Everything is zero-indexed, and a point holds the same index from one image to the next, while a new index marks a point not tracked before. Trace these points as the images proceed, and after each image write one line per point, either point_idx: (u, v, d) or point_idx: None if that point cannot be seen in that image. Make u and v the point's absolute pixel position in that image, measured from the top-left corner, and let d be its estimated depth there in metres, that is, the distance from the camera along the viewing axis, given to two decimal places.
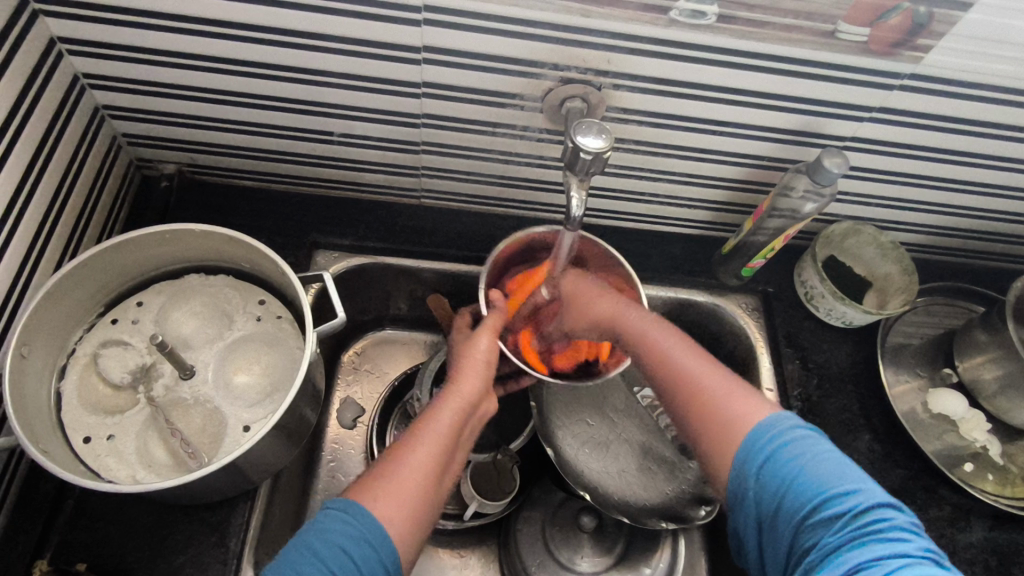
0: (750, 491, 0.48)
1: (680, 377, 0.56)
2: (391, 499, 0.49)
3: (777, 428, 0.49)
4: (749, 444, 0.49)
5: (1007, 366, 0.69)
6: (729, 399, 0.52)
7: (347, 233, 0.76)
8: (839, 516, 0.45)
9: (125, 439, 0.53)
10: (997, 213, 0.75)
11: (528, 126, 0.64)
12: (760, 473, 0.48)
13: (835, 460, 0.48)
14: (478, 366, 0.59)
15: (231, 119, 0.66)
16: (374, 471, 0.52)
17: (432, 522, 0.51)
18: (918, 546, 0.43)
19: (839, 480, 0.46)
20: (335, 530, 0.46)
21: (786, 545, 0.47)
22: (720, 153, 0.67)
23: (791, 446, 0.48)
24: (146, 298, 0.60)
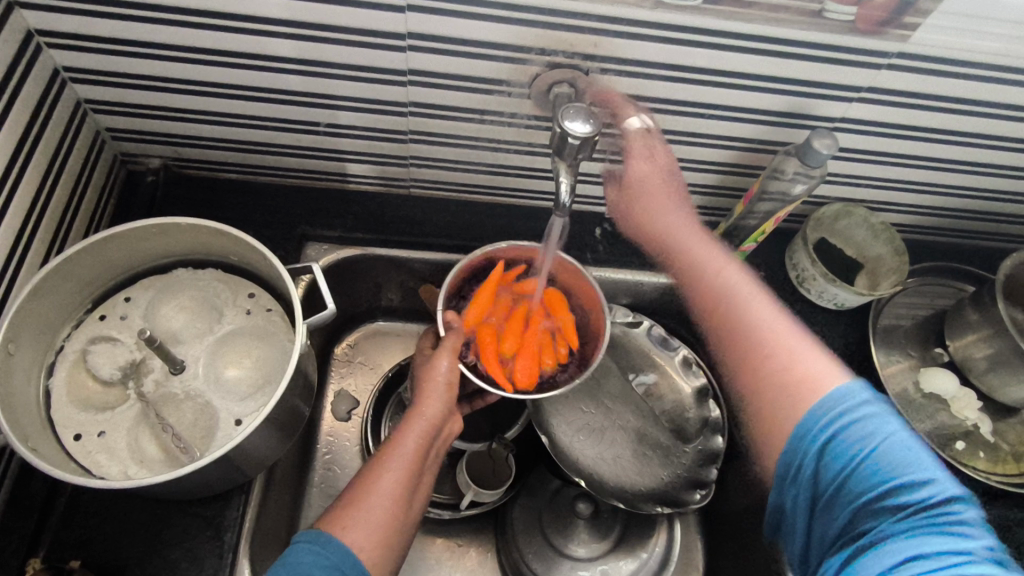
0: (799, 471, 0.49)
1: (740, 333, 0.56)
2: (358, 528, 0.49)
3: (843, 405, 0.47)
4: (807, 420, 0.48)
5: (997, 343, 0.69)
6: (791, 351, 0.52)
7: (336, 224, 0.76)
8: (903, 505, 0.44)
9: (116, 435, 0.53)
10: (986, 192, 0.74)
11: (516, 112, 0.64)
12: (819, 454, 0.47)
13: (907, 445, 0.46)
14: (441, 388, 0.58)
15: (214, 111, 0.66)
16: (342, 501, 0.52)
17: (403, 545, 0.52)
18: (982, 544, 0.42)
19: (907, 468, 0.45)
20: (306, 562, 0.47)
21: (837, 524, 0.47)
22: (709, 137, 0.66)
23: (855, 427, 0.46)
24: (134, 293, 0.59)
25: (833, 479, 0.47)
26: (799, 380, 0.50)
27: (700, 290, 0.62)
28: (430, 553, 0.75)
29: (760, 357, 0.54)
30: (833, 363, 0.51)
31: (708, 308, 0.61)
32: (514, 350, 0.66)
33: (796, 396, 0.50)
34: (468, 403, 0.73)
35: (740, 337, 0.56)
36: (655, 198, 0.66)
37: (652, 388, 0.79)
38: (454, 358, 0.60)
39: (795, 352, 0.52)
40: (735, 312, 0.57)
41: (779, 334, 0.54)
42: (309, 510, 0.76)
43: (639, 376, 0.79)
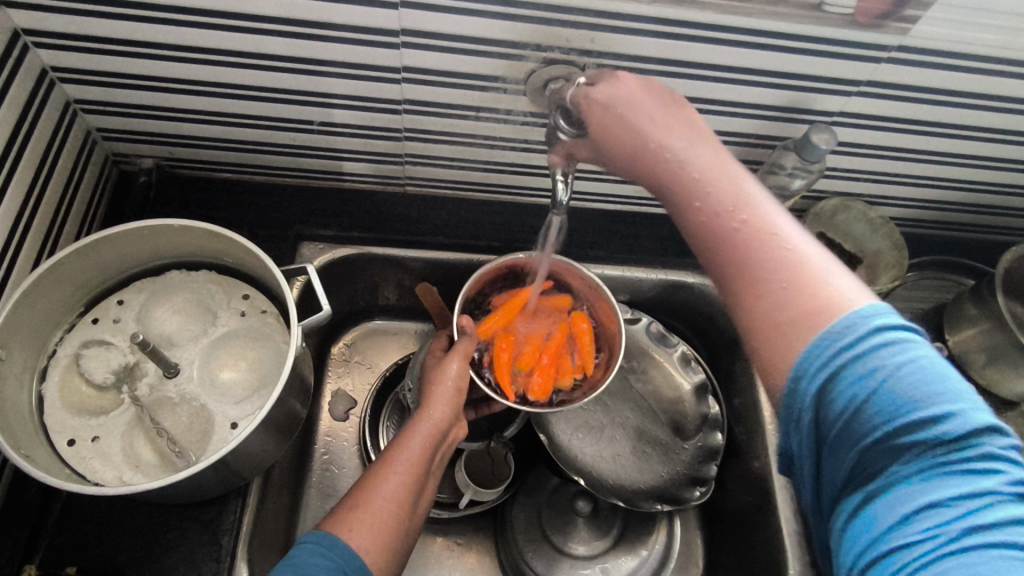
0: (816, 417, 0.39)
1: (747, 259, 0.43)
2: (365, 529, 0.49)
3: (859, 336, 0.38)
4: (813, 348, 0.39)
5: (997, 337, 0.69)
6: (805, 278, 0.41)
7: (331, 223, 0.75)
8: (918, 442, 0.37)
9: (110, 439, 0.53)
10: (986, 185, 0.74)
11: (512, 109, 0.63)
12: (834, 386, 0.38)
13: (930, 371, 0.38)
14: (449, 391, 0.59)
15: (206, 110, 0.65)
16: (346, 503, 0.51)
17: (404, 549, 0.51)
18: (1004, 480, 0.36)
19: (928, 398, 0.37)
20: (313, 564, 0.45)
21: (847, 465, 0.39)
22: (708, 133, 0.66)
23: (866, 359, 0.38)
24: (126, 296, 0.58)
25: (840, 415, 0.38)
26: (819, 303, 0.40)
27: (698, 223, 0.45)
28: (429, 553, 0.75)
29: (779, 290, 0.41)
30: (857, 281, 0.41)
31: (698, 238, 0.46)
32: (527, 362, 0.67)
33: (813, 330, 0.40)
34: (472, 408, 0.71)
35: (748, 267, 0.43)
36: (631, 112, 0.49)
37: (651, 384, 0.78)
38: (465, 362, 0.61)
39: (804, 269, 0.41)
40: (741, 240, 0.43)
41: (788, 257, 0.42)
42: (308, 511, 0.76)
43: (637, 372, 0.79)
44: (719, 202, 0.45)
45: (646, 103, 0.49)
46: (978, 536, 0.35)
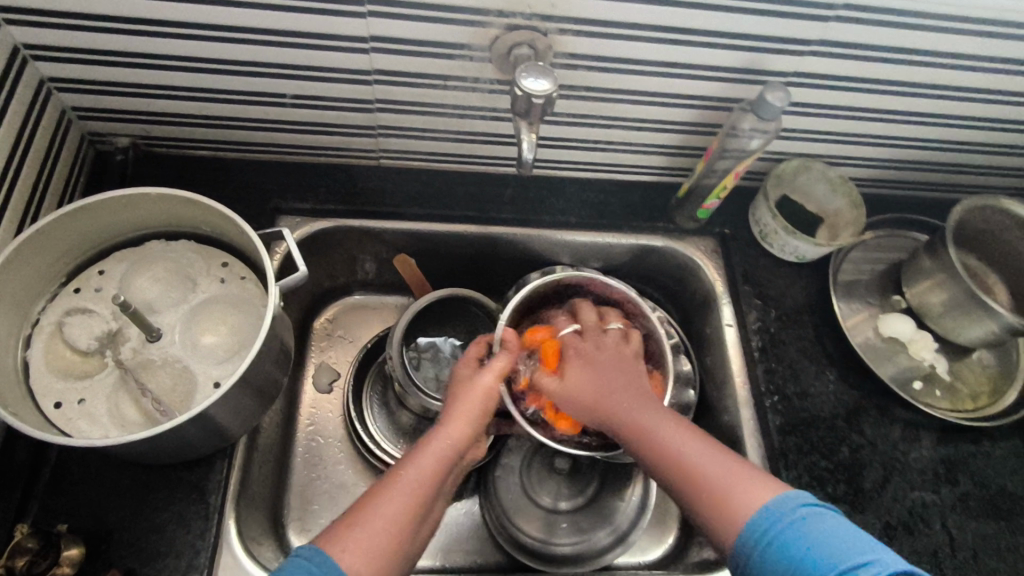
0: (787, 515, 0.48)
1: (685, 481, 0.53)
2: (359, 552, 0.49)
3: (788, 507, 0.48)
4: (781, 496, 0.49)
5: (951, 288, 0.71)
6: (731, 481, 0.51)
7: (307, 197, 0.77)
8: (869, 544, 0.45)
9: (96, 401, 0.54)
10: (939, 142, 0.77)
11: (479, 77, 0.65)
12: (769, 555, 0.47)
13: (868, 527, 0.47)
14: (472, 412, 0.60)
15: (179, 85, 0.66)
16: (346, 519, 0.52)
17: (400, 571, 0.52)
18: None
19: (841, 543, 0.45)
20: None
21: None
22: (669, 96, 0.68)
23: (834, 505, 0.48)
24: (107, 266, 0.60)
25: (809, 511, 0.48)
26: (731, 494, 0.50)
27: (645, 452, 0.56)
28: None
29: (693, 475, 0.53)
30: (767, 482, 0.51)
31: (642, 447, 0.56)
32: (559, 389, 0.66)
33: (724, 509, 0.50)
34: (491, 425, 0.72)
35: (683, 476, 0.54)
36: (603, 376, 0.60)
37: None
38: (498, 378, 0.62)
39: (712, 470, 0.53)
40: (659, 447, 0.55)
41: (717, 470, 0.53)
42: (294, 479, 0.78)
43: None
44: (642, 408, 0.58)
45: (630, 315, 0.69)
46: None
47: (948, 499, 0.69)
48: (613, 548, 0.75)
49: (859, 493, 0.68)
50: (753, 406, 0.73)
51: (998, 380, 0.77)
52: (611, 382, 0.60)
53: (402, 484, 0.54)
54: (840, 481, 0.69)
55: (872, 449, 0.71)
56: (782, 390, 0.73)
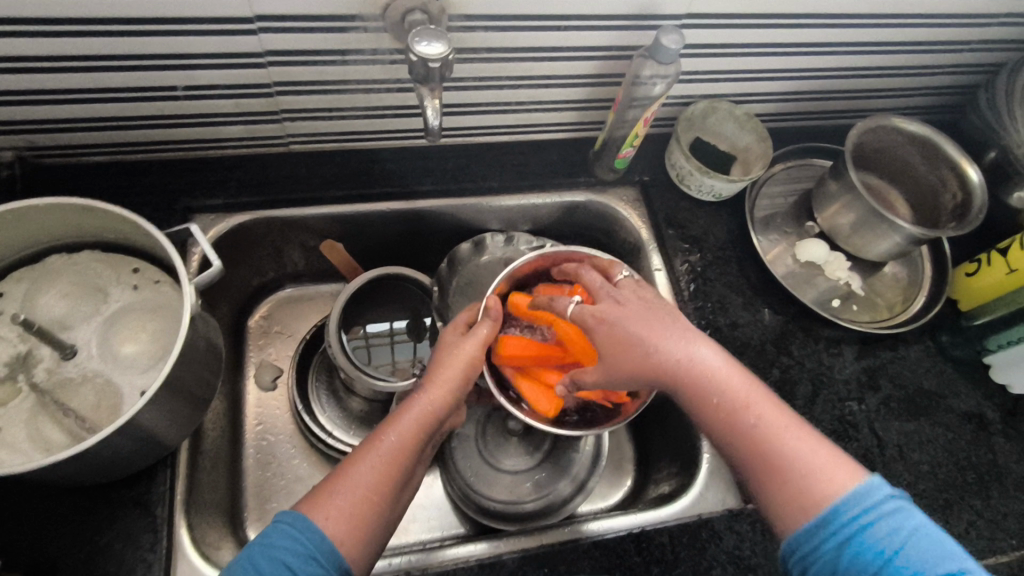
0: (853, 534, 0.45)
1: (761, 449, 0.50)
2: (337, 521, 0.48)
3: (883, 500, 0.46)
4: (843, 504, 0.46)
5: (855, 208, 0.74)
6: (816, 464, 0.49)
7: (219, 191, 0.74)
8: None
9: (14, 429, 0.52)
10: (833, 70, 0.80)
11: (377, 48, 0.64)
12: (842, 549, 0.46)
13: (931, 536, 0.45)
14: (455, 377, 0.57)
15: (55, 87, 0.62)
16: (325, 485, 0.50)
17: (381, 535, 0.51)
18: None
19: (940, 560, 0.44)
20: (281, 546, 0.46)
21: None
22: (570, 50, 0.69)
23: (884, 522, 0.45)
24: (6, 288, 0.57)
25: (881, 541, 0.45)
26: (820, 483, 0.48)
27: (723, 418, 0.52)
28: None
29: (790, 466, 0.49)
30: (847, 464, 0.49)
31: (716, 409, 0.52)
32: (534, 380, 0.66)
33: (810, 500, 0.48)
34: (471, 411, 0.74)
35: (766, 458, 0.50)
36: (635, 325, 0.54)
37: None
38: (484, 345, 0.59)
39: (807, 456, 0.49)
40: (760, 433, 0.51)
41: (798, 448, 0.50)
42: (248, 481, 0.76)
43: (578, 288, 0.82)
44: (745, 391, 0.52)
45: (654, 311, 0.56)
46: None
47: (873, 403, 0.74)
48: (574, 497, 0.77)
49: (792, 410, 0.72)
50: None
51: (907, 290, 0.83)
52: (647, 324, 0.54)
53: (380, 448, 0.52)
54: None
55: (801, 367, 0.75)
56: (713, 324, 0.76)
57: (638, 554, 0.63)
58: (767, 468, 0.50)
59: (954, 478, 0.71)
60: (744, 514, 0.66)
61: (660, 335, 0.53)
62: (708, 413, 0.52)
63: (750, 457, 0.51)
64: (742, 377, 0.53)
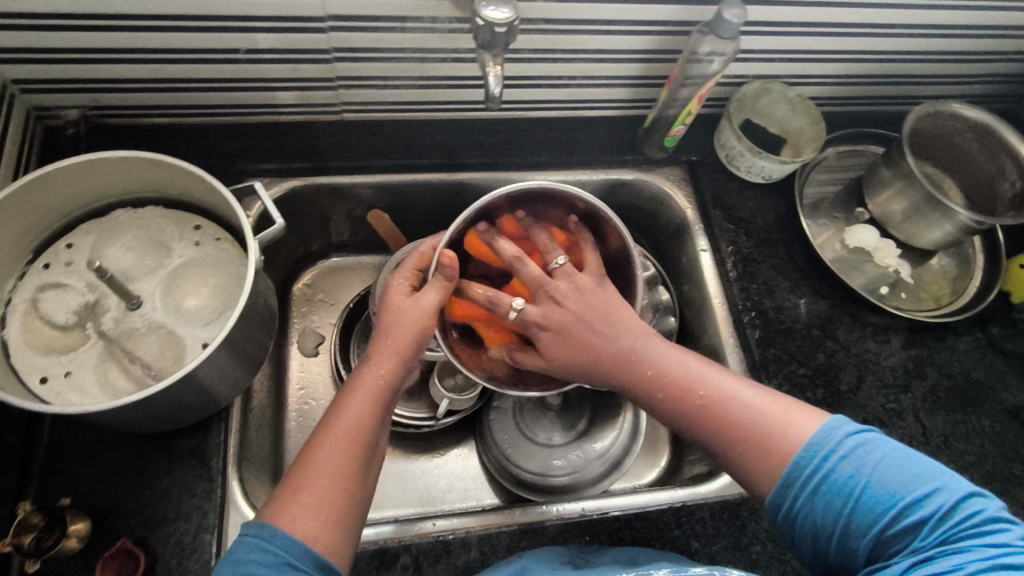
0: (821, 482, 0.48)
1: (726, 417, 0.53)
2: (301, 514, 0.46)
3: (840, 437, 0.49)
4: (806, 460, 0.48)
5: (909, 195, 0.73)
6: (779, 418, 0.51)
7: (272, 156, 0.75)
8: (924, 522, 0.45)
9: (83, 373, 0.54)
10: (892, 53, 0.79)
11: (437, 16, 0.64)
12: (815, 496, 0.48)
13: (897, 459, 0.47)
14: (399, 348, 0.55)
15: (124, 46, 0.63)
16: (283, 487, 0.47)
17: (359, 519, 0.49)
18: (929, 507, 0.45)
19: (910, 483, 0.46)
20: (252, 561, 0.43)
21: (807, 539, 0.49)
22: (627, 23, 0.68)
23: (847, 460, 0.48)
24: (75, 239, 0.58)
25: (852, 477, 0.47)
26: (781, 433, 0.50)
27: (681, 400, 0.55)
28: (412, 464, 0.80)
29: (751, 428, 0.52)
30: (802, 410, 0.52)
31: (674, 395, 0.55)
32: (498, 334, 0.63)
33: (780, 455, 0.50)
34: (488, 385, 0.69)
35: (731, 429, 0.52)
36: (585, 325, 0.56)
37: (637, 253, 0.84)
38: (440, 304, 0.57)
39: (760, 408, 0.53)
40: (718, 403, 0.53)
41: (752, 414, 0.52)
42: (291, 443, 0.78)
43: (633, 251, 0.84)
44: (696, 366, 0.56)
45: (596, 304, 0.57)
46: (914, 515, 0.45)
47: (918, 392, 0.73)
48: (609, 474, 0.77)
49: (836, 395, 0.72)
50: (732, 323, 0.75)
51: (956, 281, 0.81)
52: (593, 321, 0.56)
53: (332, 435, 0.50)
54: (818, 385, 0.72)
55: (846, 352, 0.74)
56: (758, 307, 0.76)
57: (678, 528, 0.63)
58: (733, 439, 0.52)
59: (1000, 470, 0.70)
60: None
61: (606, 335, 0.56)
62: (671, 399, 0.55)
63: (718, 430, 0.53)
64: (694, 361, 0.56)
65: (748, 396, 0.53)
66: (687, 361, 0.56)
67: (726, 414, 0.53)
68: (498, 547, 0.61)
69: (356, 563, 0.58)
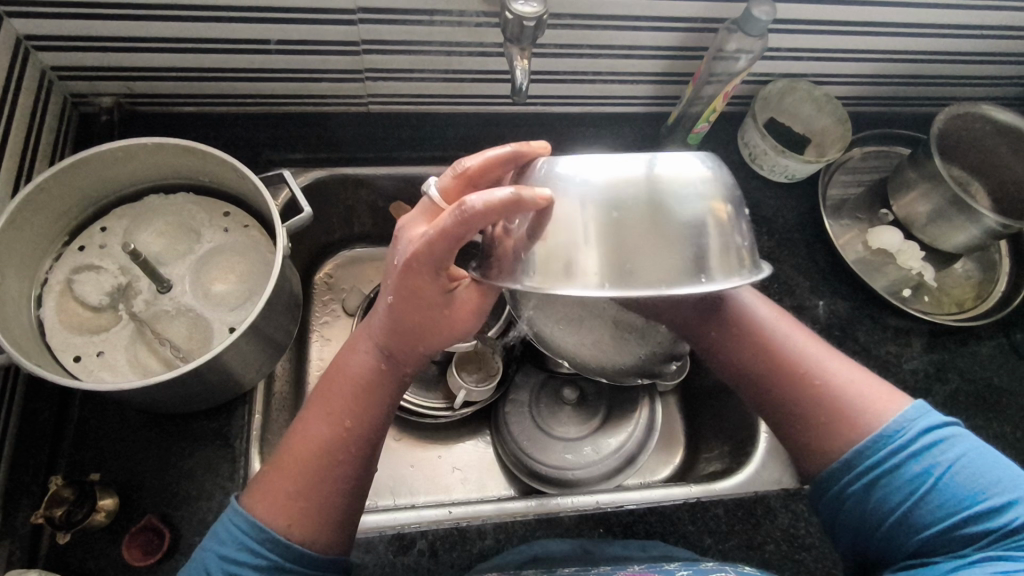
0: (886, 470, 0.48)
1: (800, 379, 0.54)
2: (294, 507, 0.48)
3: (918, 431, 0.48)
4: (872, 445, 0.49)
5: (935, 196, 0.73)
6: (864, 397, 0.52)
7: (298, 146, 0.77)
8: (990, 531, 0.44)
9: (115, 352, 0.55)
10: (921, 54, 0.78)
11: (465, 10, 0.65)
12: (877, 481, 0.48)
13: (976, 466, 0.47)
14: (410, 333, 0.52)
15: (159, 35, 0.65)
16: (279, 468, 0.49)
17: (351, 512, 0.50)
18: (1001, 517, 0.44)
19: (984, 490, 0.46)
20: (240, 556, 0.45)
21: (855, 523, 0.49)
22: (654, 20, 0.68)
23: (923, 454, 0.47)
24: (109, 223, 0.60)
25: (923, 474, 0.47)
26: (860, 409, 0.51)
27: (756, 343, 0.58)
28: (428, 454, 0.81)
29: (828, 401, 0.52)
30: (890, 394, 0.52)
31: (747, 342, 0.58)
32: None
33: (850, 428, 0.50)
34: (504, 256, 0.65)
35: (806, 391, 0.54)
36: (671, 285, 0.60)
37: None
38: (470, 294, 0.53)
39: (843, 378, 0.54)
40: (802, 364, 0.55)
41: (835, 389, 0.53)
42: None
43: None
44: (788, 332, 0.58)
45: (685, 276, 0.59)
46: (982, 522, 0.45)
47: (939, 396, 0.73)
48: (622, 470, 0.77)
49: None
50: None
51: (981, 285, 0.81)
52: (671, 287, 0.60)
53: (334, 423, 0.51)
54: None
55: (866, 354, 0.74)
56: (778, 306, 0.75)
57: (691, 523, 0.64)
58: (808, 400, 0.53)
59: None
60: (801, 494, 0.65)
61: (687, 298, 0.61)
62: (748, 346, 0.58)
63: (794, 389, 0.54)
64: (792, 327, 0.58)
65: (835, 372, 0.54)
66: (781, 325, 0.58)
67: (810, 374, 0.54)
68: (513, 535, 0.62)
69: (375, 547, 0.59)
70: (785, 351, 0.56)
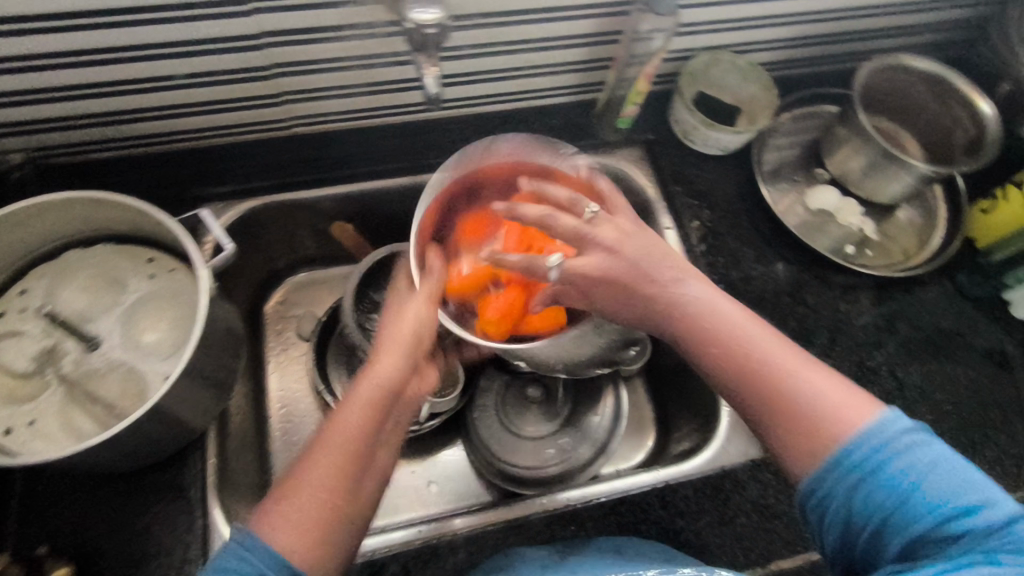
0: (863, 477, 0.44)
1: (761, 384, 0.50)
2: (302, 532, 0.44)
3: (896, 434, 0.45)
4: (848, 452, 0.45)
5: (866, 151, 0.73)
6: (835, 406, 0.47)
7: (226, 179, 0.76)
8: (961, 537, 0.42)
9: (47, 420, 0.53)
10: (837, 12, 0.79)
11: (372, 22, 0.64)
12: (852, 488, 0.45)
13: (951, 468, 0.44)
14: (401, 341, 0.52)
15: (56, 84, 0.62)
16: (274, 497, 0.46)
17: (353, 537, 0.47)
18: (974, 523, 0.42)
19: (959, 494, 0.43)
20: None
21: (829, 528, 0.46)
22: (566, 9, 0.68)
23: (898, 458, 0.44)
24: (27, 286, 0.58)
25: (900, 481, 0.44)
26: (828, 418, 0.47)
27: (727, 352, 0.51)
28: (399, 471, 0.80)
29: (792, 406, 0.48)
30: (863, 398, 0.48)
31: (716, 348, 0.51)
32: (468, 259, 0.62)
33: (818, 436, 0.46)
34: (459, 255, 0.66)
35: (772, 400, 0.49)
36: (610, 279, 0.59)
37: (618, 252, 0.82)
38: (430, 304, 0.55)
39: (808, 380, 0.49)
40: (766, 370, 0.50)
41: (802, 400, 0.48)
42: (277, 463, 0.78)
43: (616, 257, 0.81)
44: (752, 331, 0.52)
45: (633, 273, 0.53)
46: (955, 529, 0.42)
47: (892, 347, 0.74)
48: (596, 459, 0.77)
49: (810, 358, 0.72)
50: None
51: (922, 232, 0.82)
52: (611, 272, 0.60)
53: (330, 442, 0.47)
54: None
55: (817, 315, 0.75)
56: (726, 278, 0.76)
57: (662, 508, 0.64)
58: (772, 408, 0.49)
59: (977, 417, 0.71)
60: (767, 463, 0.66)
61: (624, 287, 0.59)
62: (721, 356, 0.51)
63: (757, 398, 0.50)
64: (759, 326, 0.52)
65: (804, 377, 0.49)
66: (747, 325, 0.52)
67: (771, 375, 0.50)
68: (485, 546, 0.62)
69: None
70: (753, 356, 0.50)
